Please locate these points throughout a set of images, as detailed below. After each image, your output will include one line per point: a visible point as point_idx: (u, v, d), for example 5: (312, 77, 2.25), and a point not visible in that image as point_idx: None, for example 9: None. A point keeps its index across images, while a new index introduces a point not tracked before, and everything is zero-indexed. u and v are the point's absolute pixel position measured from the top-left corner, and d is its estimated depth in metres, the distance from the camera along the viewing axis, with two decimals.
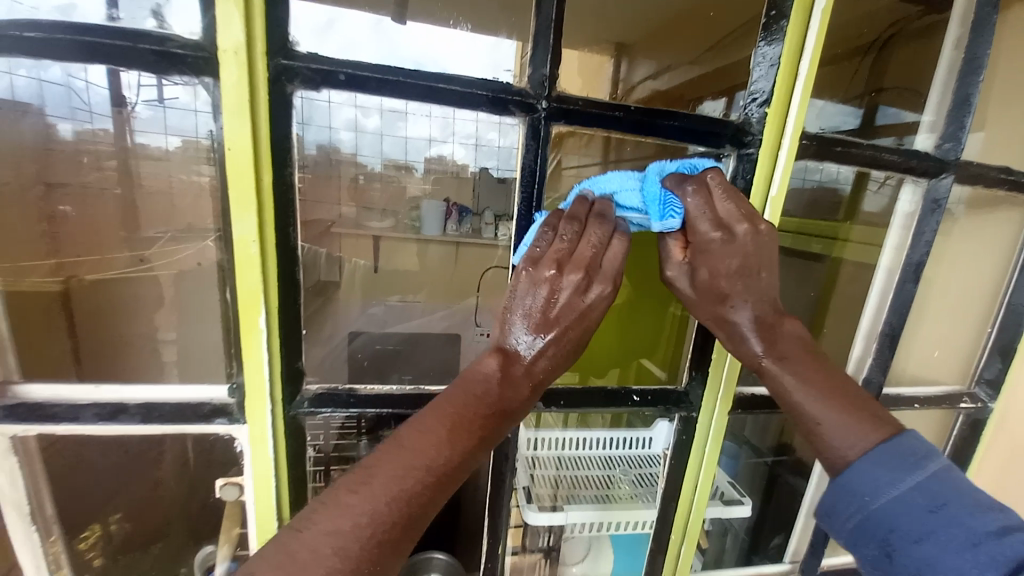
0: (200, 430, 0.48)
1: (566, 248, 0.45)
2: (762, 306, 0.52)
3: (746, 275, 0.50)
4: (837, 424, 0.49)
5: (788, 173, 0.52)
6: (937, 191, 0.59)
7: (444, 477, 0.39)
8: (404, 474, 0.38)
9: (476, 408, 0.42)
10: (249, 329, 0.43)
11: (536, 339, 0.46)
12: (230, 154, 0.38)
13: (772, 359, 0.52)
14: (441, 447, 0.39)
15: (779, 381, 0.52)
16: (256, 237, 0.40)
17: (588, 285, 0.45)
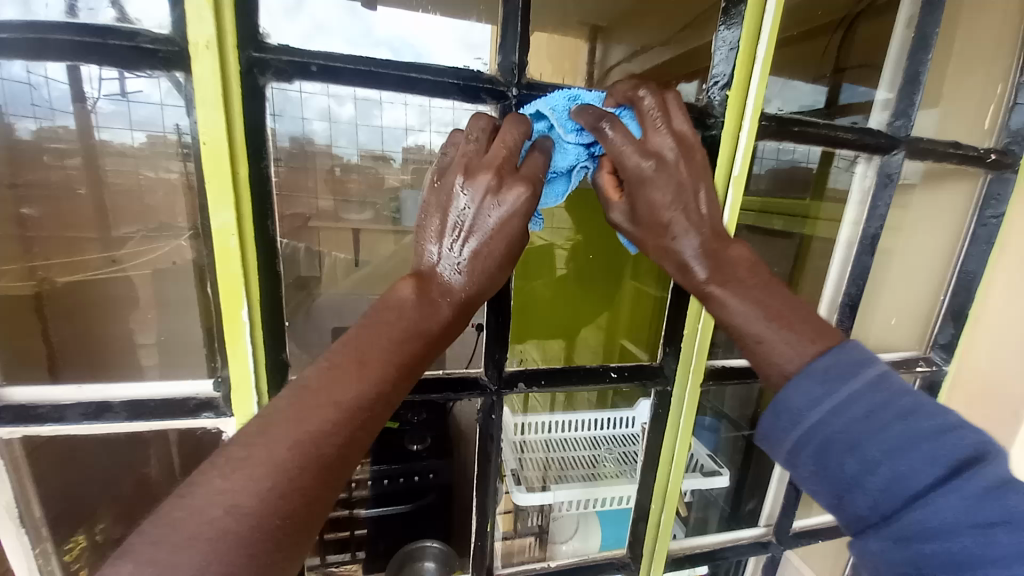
0: (188, 424, 0.48)
1: (477, 154, 0.45)
2: (705, 232, 0.50)
3: (687, 197, 0.49)
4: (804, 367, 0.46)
5: (749, 153, 0.54)
6: (890, 166, 0.62)
7: (375, 404, 0.39)
8: (318, 412, 0.36)
9: (399, 337, 0.42)
10: (233, 323, 0.43)
11: (461, 255, 0.46)
12: (206, 148, 0.39)
13: (720, 287, 0.49)
14: (362, 386, 0.39)
15: (727, 304, 0.49)
16: (235, 230, 0.40)
17: (503, 189, 0.44)
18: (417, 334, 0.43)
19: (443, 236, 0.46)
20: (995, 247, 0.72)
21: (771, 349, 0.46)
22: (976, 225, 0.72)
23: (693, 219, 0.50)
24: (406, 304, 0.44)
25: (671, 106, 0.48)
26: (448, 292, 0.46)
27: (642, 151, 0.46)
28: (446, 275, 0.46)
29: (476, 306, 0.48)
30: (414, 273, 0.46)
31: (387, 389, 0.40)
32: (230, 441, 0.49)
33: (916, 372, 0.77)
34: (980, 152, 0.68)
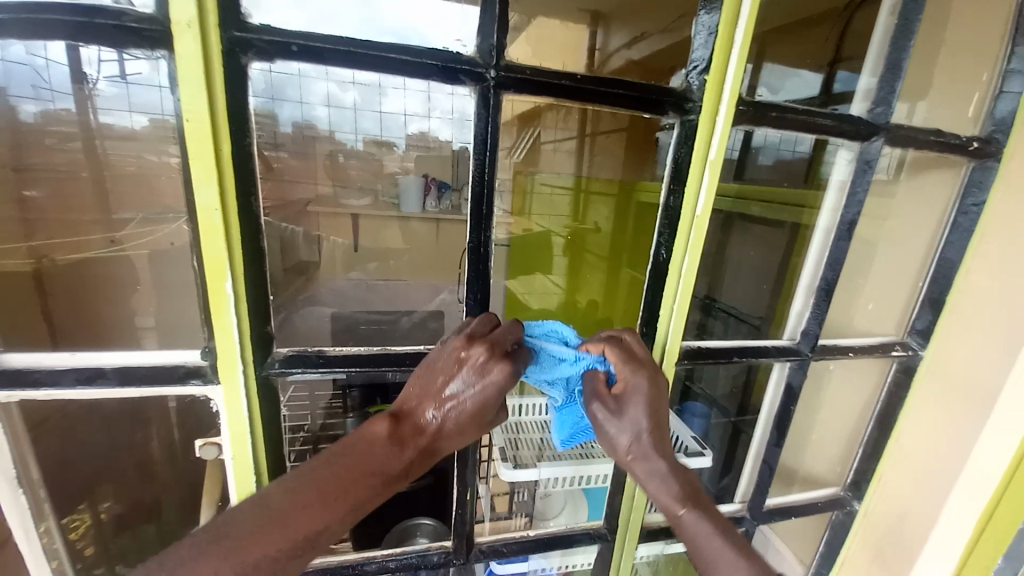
0: (177, 391, 0.50)
1: (474, 336, 0.52)
2: (684, 482, 0.58)
3: (642, 444, 0.57)
4: (748, 567, 0.53)
5: (726, 139, 0.55)
6: (869, 153, 0.62)
7: (323, 534, 0.44)
8: (278, 535, 0.42)
9: (363, 474, 0.47)
10: (218, 295, 0.45)
11: (445, 415, 0.51)
12: (189, 125, 0.40)
13: (687, 512, 0.57)
14: (322, 518, 0.44)
15: (696, 526, 0.56)
16: (218, 206, 0.42)
17: (485, 369, 0.51)
18: (377, 472, 0.47)
19: (435, 398, 0.51)
20: (976, 235, 0.72)
21: (717, 571, 0.54)
22: (957, 213, 0.73)
23: (646, 469, 0.58)
24: (374, 443, 0.48)
25: (640, 360, 0.57)
26: (423, 433, 0.51)
27: (605, 400, 0.56)
28: (429, 420, 0.51)
29: (441, 450, 0.52)
30: (393, 409, 0.51)
31: (343, 518, 0.45)
32: (218, 409, 0.51)
33: (892, 357, 0.77)
34: (962, 140, 0.68)
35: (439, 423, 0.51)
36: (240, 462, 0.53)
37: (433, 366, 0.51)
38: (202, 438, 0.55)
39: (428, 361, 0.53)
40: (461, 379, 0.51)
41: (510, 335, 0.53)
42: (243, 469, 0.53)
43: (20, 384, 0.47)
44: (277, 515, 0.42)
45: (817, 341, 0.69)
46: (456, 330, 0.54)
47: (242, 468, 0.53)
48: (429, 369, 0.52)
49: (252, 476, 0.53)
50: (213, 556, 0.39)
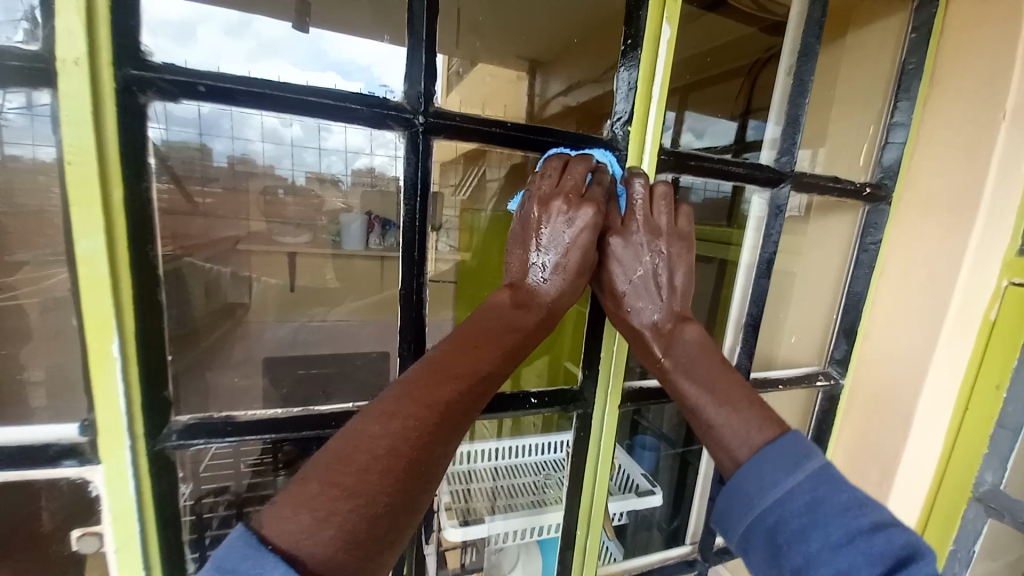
0: (48, 474, 0.42)
1: (545, 175, 0.51)
2: (669, 314, 0.56)
3: (653, 282, 0.55)
4: (735, 413, 0.49)
5: (651, 186, 0.58)
6: (779, 198, 0.67)
7: (455, 416, 0.40)
8: (408, 408, 0.38)
9: (481, 342, 0.45)
10: (100, 359, 0.39)
11: (547, 257, 0.50)
12: (71, 167, 0.35)
13: (669, 361, 0.54)
14: (447, 390, 0.40)
15: (683, 388, 0.53)
16: (105, 257, 0.37)
17: (575, 208, 0.49)
18: (507, 333, 0.47)
19: (540, 253, 0.51)
20: (876, 270, 0.79)
21: (717, 441, 0.49)
22: (859, 251, 0.80)
23: (653, 289, 0.55)
24: (500, 309, 0.49)
25: (657, 199, 0.54)
26: (537, 299, 0.51)
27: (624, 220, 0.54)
28: (541, 283, 0.51)
29: (558, 313, 0.52)
30: (511, 280, 0.52)
31: (475, 390, 0.42)
32: (98, 492, 0.43)
33: (816, 385, 0.82)
34: (857, 186, 0.75)
35: (549, 287, 0.51)
36: (124, 553, 0.45)
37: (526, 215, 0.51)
38: (78, 527, 0.46)
39: (530, 208, 0.51)
40: (553, 216, 0.49)
41: (569, 163, 0.52)
42: (129, 559, 0.46)
43: None
44: (402, 392, 0.38)
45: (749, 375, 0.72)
46: (556, 161, 0.52)
47: (127, 559, 0.46)
48: (541, 202, 0.50)
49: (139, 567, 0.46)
50: (314, 496, 0.33)
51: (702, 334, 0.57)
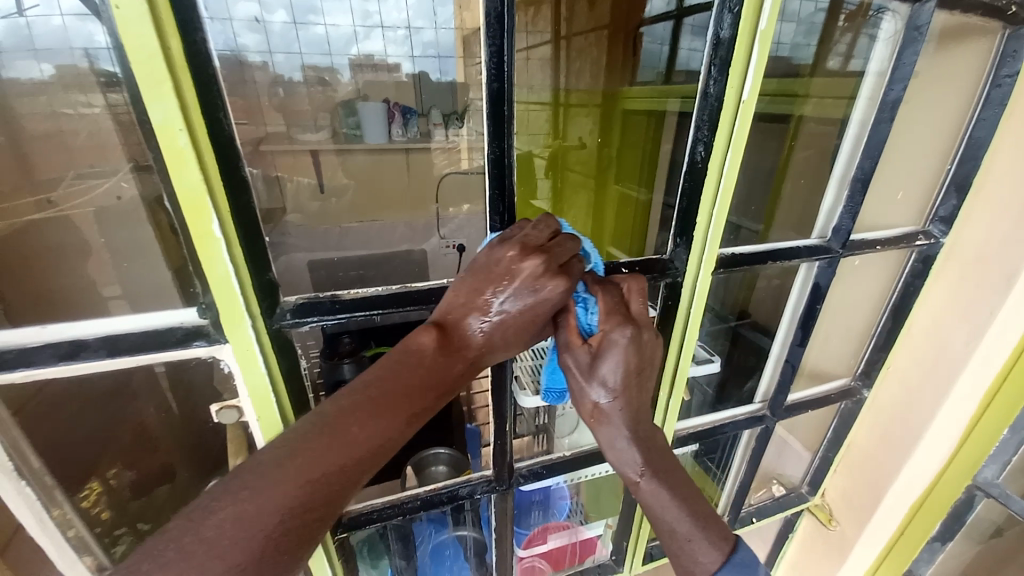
0: (178, 356, 0.43)
1: (533, 242, 0.47)
2: (640, 437, 0.55)
3: (628, 395, 0.53)
4: (700, 534, 0.54)
5: (779, 3, 0.47)
6: (920, 17, 0.57)
7: (378, 451, 0.43)
8: (328, 449, 0.41)
9: (416, 386, 0.45)
10: (204, 240, 0.37)
11: (492, 332, 0.47)
12: (117, 11, 0.29)
13: (646, 480, 0.54)
14: (373, 430, 0.43)
15: (656, 499, 0.54)
16: (183, 125, 0.33)
17: (540, 275, 0.46)
18: (432, 384, 0.46)
19: (491, 301, 0.46)
20: (1008, 107, 0.67)
21: (678, 541, 0.54)
22: (990, 86, 0.68)
23: (631, 397, 0.53)
24: (423, 359, 0.46)
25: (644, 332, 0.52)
26: (469, 346, 0.47)
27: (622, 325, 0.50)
28: (474, 331, 0.47)
29: (488, 361, 0.49)
30: (439, 322, 0.48)
31: (399, 433, 0.44)
32: (230, 369, 0.45)
33: (914, 247, 0.76)
34: (1004, 3, 0.61)
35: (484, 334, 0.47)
36: (266, 422, 0.48)
37: (490, 267, 0.47)
38: (216, 403, 0.50)
39: (494, 251, 0.47)
40: (518, 288, 0.46)
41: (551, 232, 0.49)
42: (271, 430, 0.49)
43: None
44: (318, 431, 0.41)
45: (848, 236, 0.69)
46: (547, 225, 0.49)
47: (270, 426, 0.49)
48: (511, 258, 0.46)
49: (281, 433, 0.50)
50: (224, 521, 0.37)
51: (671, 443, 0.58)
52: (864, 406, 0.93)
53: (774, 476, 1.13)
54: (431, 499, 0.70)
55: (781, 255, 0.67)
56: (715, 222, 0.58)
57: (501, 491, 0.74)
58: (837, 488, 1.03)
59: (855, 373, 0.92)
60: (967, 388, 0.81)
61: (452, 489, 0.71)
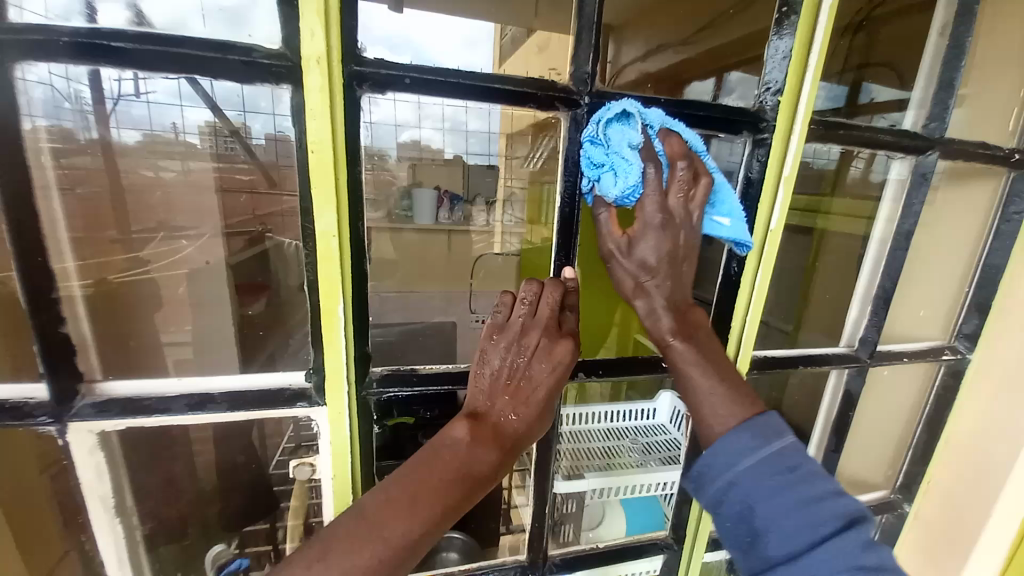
0: (283, 414, 0.51)
1: (547, 314, 0.54)
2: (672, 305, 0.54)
3: (648, 279, 0.53)
4: (720, 385, 0.53)
5: (799, 156, 0.58)
6: (925, 165, 0.68)
7: (419, 543, 0.45)
8: (368, 548, 0.43)
9: (455, 465, 0.48)
10: (330, 317, 0.47)
11: (520, 404, 0.53)
12: (314, 156, 0.42)
13: (680, 342, 0.54)
14: (415, 522, 0.44)
15: (683, 362, 0.54)
16: (336, 232, 0.44)
17: (551, 337, 0.54)
18: (469, 473, 0.48)
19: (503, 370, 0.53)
20: (1018, 241, 0.75)
21: (711, 407, 0.53)
22: (999, 221, 0.76)
23: (658, 287, 0.53)
24: (459, 445, 0.49)
25: (699, 190, 0.50)
26: (503, 429, 0.52)
27: (658, 204, 0.49)
28: (500, 412, 0.53)
29: (522, 443, 0.53)
30: (472, 411, 0.52)
31: (439, 523, 0.46)
32: (319, 429, 0.53)
33: (942, 361, 0.80)
34: (1005, 152, 0.72)
35: (510, 413, 0.53)
36: (338, 480, 0.55)
37: (509, 336, 0.54)
38: (294, 458, 0.58)
39: (512, 322, 0.54)
40: (535, 362, 0.54)
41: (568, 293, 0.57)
42: (339, 489, 0.56)
43: (136, 411, 0.50)
44: (407, 477, 0.46)
45: (875, 347, 0.74)
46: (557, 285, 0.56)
47: (340, 484, 0.55)
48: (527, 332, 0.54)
49: (348, 494, 0.56)
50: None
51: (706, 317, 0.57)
52: (907, 521, 0.91)
53: None
54: None
55: (811, 360, 0.72)
56: (747, 330, 0.65)
57: None
58: None
59: (893, 485, 0.91)
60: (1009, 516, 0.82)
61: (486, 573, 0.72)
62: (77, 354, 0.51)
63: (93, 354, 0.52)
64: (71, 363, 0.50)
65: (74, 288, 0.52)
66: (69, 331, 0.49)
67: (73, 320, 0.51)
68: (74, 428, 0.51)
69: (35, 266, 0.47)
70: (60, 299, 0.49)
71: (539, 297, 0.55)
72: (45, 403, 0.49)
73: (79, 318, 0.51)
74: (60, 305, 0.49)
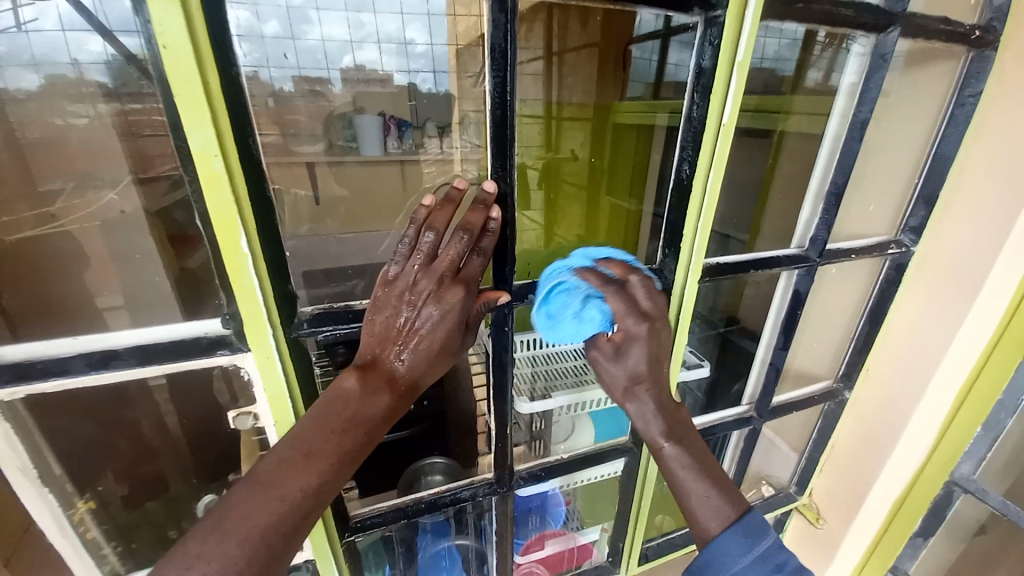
0: (202, 363, 0.48)
1: (442, 259, 0.50)
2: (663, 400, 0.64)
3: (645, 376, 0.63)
4: (715, 491, 0.60)
5: (753, 36, 0.52)
6: (885, 44, 0.64)
7: (320, 492, 0.47)
8: (270, 508, 0.44)
9: (344, 422, 0.49)
10: (234, 254, 0.41)
11: (412, 356, 0.53)
12: (167, 52, 0.34)
13: (671, 445, 0.63)
14: (312, 476, 0.46)
15: (676, 464, 0.63)
16: (218, 151, 0.37)
17: (444, 288, 0.51)
18: (363, 420, 0.50)
19: (393, 322, 0.52)
20: (970, 128, 0.74)
21: (705, 511, 0.60)
22: (954, 107, 0.74)
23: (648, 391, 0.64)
24: (352, 397, 0.50)
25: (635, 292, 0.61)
26: (394, 380, 0.52)
27: (637, 316, 0.60)
28: (389, 363, 0.52)
29: (419, 390, 0.55)
30: (363, 363, 0.52)
31: (338, 471, 0.48)
32: (250, 376, 0.49)
33: (887, 255, 0.82)
34: (966, 29, 0.67)
35: (399, 365, 0.53)
36: (281, 427, 0.53)
37: (399, 285, 0.51)
38: (232, 409, 0.55)
39: (402, 267, 0.51)
40: (427, 314, 0.52)
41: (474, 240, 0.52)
42: (285, 435, 0.54)
43: (27, 377, 0.45)
44: (294, 440, 0.47)
45: (824, 246, 0.75)
46: (455, 227, 0.51)
47: (285, 430, 0.53)
48: (417, 283, 0.51)
49: None
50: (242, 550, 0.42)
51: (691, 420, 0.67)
52: (846, 406, 0.99)
53: (763, 476, 1.17)
54: (435, 502, 0.72)
55: (764, 263, 0.72)
56: (700, 238, 0.63)
57: (502, 493, 0.77)
58: (823, 487, 1.08)
59: (836, 375, 0.97)
60: (934, 400, 0.87)
61: (455, 493, 0.74)
62: None
63: None
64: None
65: None
66: None
67: None
68: None
69: None
70: None
71: (433, 239, 0.50)
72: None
73: None
74: None
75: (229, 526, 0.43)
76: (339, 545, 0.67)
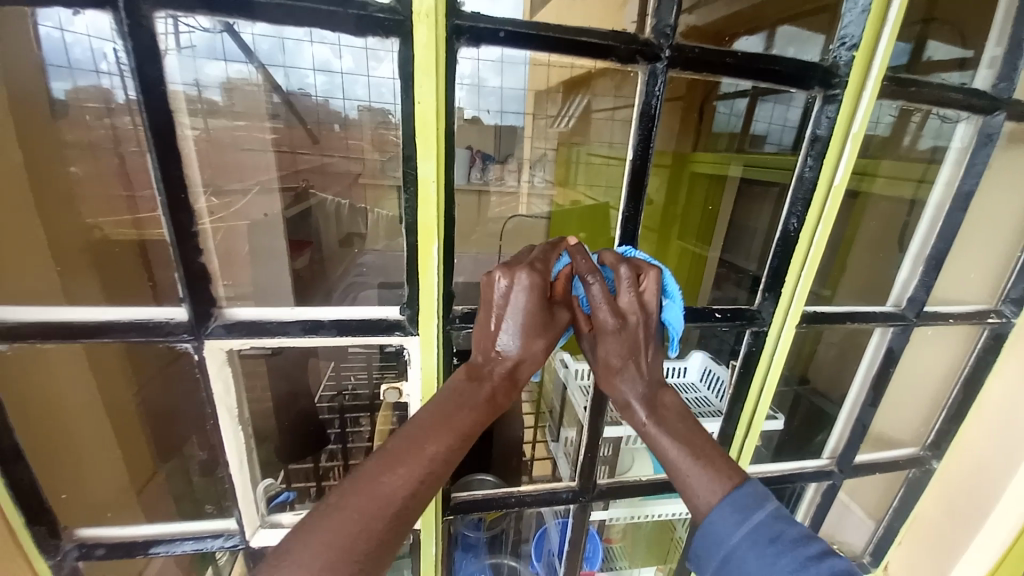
0: (380, 341, 0.59)
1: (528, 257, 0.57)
2: (650, 384, 0.60)
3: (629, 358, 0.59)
4: (695, 465, 0.54)
5: (869, 113, 0.59)
6: (992, 126, 0.71)
7: (442, 469, 0.48)
8: (405, 468, 0.46)
9: (460, 407, 0.52)
10: (426, 257, 0.54)
11: (508, 346, 0.56)
12: (420, 108, 0.48)
13: (649, 418, 0.58)
14: (441, 446, 0.49)
15: (659, 435, 0.57)
16: (435, 179, 0.50)
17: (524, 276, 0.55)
18: (480, 408, 0.53)
19: (483, 311, 0.57)
20: None
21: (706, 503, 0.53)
22: None
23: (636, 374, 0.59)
24: (463, 390, 0.54)
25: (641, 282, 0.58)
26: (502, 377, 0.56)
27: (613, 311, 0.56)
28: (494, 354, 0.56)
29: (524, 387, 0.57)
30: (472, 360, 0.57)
31: (458, 448, 0.50)
32: (410, 357, 0.60)
33: (986, 323, 0.83)
34: None
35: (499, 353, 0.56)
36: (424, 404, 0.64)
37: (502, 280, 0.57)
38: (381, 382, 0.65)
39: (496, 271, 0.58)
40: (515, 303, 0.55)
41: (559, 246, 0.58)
42: None
43: (259, 333, 0.58)
44: (416, 419, 0.50)
45: (923, 307, 0.79)
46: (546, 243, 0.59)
47: None
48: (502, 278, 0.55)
49: None
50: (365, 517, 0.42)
51: (680, 400, 0.61)
52: (932, 477, 0.96)
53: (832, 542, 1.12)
54: (524, 499, 0.79)
55: (860, 316, 0.76)
56: (802, 285, 0.68)
57: (583, 502, 0.82)
58: (901, 560, 1.03)
59: (924, 442, 0.96)
60: None
61: (542, 494, 0.80)
62: (208, 283, 0.56)
63: (219, 284, 0.58)
64: (205, 289, 0.56)
65: (205, 224, 0.55)
66: (206, 260, 0.55)
67: (206, 252, 0.56)
68: (207, 345, 0.58)
69: (177, 200, 0.52)
70: (202, 231, 0.54)
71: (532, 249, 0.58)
72: (183, 323, 0.57)
73: (209, 251, 0.56)
74: (199, 236, 0.54)
75: (355, 499, 0.43)
76: (439, 524, 0.75)
